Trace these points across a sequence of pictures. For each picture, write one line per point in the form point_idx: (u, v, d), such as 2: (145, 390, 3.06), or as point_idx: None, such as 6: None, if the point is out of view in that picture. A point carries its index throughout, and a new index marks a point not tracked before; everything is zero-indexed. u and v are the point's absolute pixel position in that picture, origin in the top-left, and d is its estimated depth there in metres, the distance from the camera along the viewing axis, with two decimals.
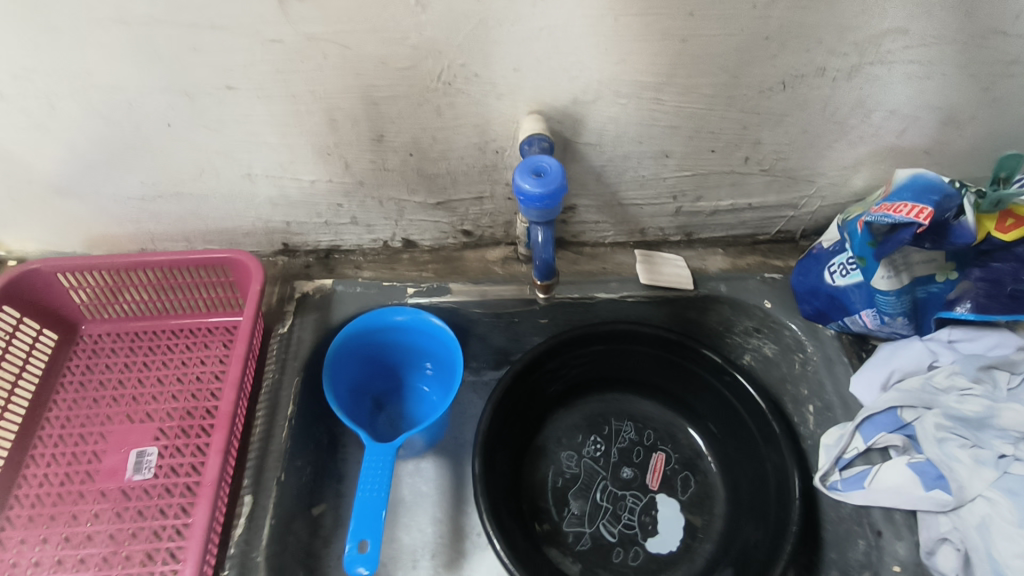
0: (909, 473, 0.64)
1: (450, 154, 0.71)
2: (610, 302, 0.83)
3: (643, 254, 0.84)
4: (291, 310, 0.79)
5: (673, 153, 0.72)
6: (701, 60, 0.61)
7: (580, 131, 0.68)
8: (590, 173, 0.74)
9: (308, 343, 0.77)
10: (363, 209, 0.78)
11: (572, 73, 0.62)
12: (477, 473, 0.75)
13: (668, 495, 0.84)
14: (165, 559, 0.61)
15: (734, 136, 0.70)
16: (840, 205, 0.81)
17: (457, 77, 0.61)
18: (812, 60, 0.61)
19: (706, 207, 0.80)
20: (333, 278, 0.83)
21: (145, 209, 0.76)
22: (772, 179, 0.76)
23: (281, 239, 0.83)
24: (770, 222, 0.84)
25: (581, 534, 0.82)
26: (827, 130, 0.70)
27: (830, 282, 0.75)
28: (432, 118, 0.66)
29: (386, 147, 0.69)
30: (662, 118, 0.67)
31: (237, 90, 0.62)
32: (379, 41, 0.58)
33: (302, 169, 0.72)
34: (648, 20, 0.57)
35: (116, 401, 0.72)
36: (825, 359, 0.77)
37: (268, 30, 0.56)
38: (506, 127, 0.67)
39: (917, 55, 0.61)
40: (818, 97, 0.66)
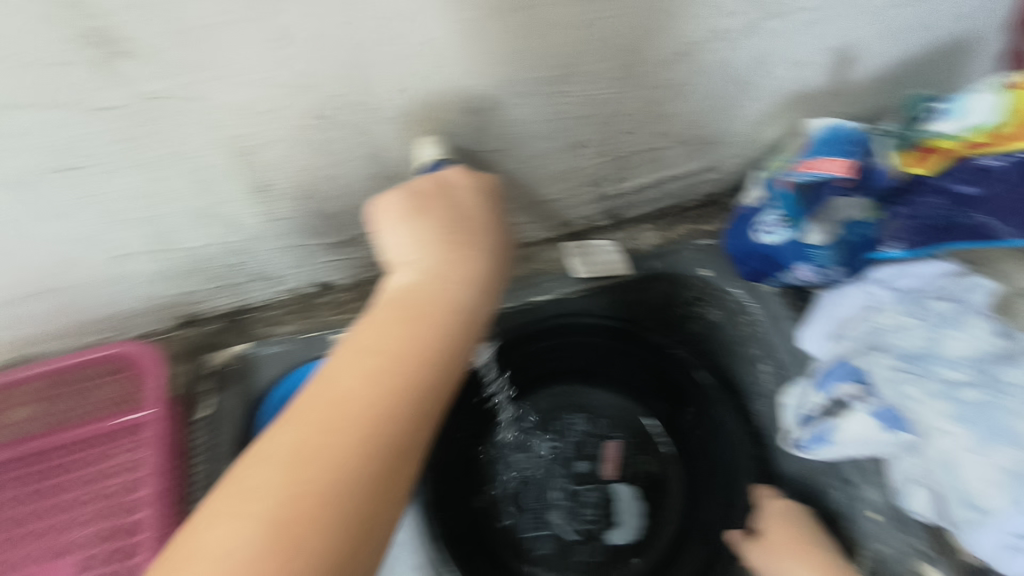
0: (871, 421, 0.65)
1: (349, 189, 0.64)
2: (551, 304, 0.80)
3: (575, 246, 0.81)
4: (212, 387, 0.72)
5: (588, 142, 0.68)
6: (597, 45, 0.56)
7: (484, 140, 0.63)
8: (503, 179, 0.69)
9: (235, 423, 0.69)
10: (265, 262, 0.70)
11: (461, 82, 0.56)
12: (431, 517, 0.70)
13: (627, 485, 0.85)
14: None
15: (643, 115, 0.66)
16: (757, 160, 0.80)
17: (336, 110, 0.54)
18: (709, 26, 0.58)
19: (628, 187, 0.77)
20: (250, 341, 0.75)
21: (9, 313, 0.66)
22: (689, 148, 0.74)
23: (182, 311, 0.74)
24: (694, 188, 0.82)
25: (543, 539, 0.81)
26: (734, 91, 0.67)
27: (762, 242, 0.73)
28: (318, 157, 0.59)
29: (275, 196, 0.62)
30: (567, 110, 0.63)
31: (79, 169, 0.53)
32: (236, 87, 0.50)
33: (184, 237, 0.63)
34: (533, 14, 0.51)
35: (29, 540, 0.64)
36: (771, 318, 0.76)
37: (97, 98, 0.47)
38: (402, 150, 0.61)
39: (810, 3, 0.59)
40: (719, 61, 0.63)
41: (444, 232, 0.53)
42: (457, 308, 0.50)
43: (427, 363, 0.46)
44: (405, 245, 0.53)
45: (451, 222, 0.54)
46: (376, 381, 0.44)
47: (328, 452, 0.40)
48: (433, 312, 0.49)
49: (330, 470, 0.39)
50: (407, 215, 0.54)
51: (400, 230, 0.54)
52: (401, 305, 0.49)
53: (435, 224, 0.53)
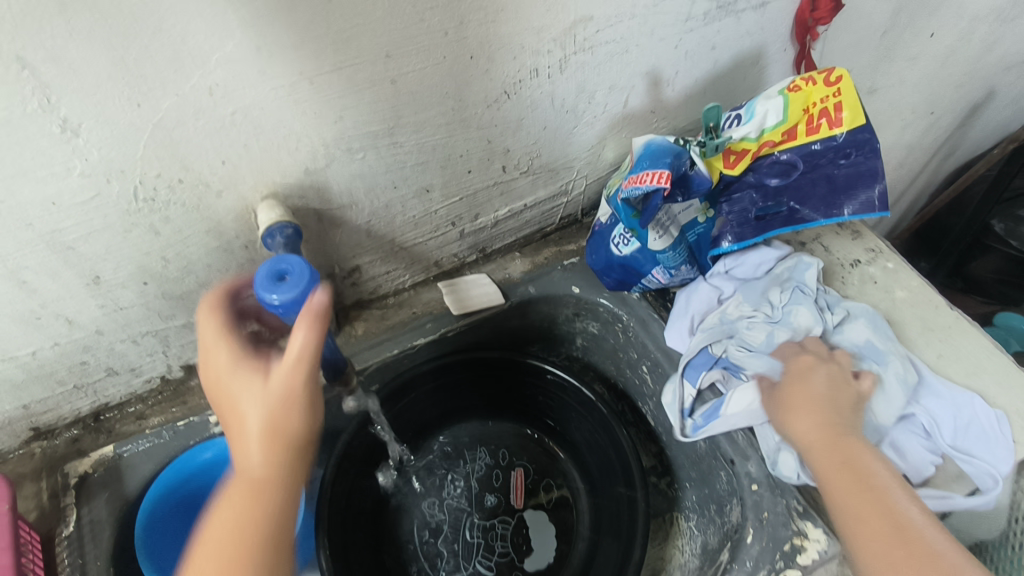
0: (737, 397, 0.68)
1: (194, 267, 0.62)
2: (433, 344, 0.80)
3: (448, 284, 0.82)
4: (71, 502, 0.65)
5: (434, 186, 0.70)
6: (419, 95, 0.59)
7: (329, 198, 0.63)
8: (359, 231, 0.69)
9: (109, 534, 0.65)
10: (116, 356, 0.66)
11: (290, 146, 0.56)
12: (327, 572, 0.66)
13: (536, 508, 0.86)
14: None
15: (483, 152, 0.69)
16: (603, 178, 0.86)
17: (160, 189, 0.53)
18: (523, 65, 0.62)
19: (487, 221, 0.80)
20: (113, 442, 0.70)
21: None
22: (536, 177, 0.78)
23: (27, 425, 0.67)
24: (551, 213, 0.86)
25: None
26: (564, 120, 0.72)
27: (618, 253, 0.77)
28: (151, 239, 0.57)
29: (111, 286, 0.58)
30: (406, 158, 0.64)
31: None
32: (36, 182, 0.47)
33: (12, 345, 0.58)
34: (346, 73, 0.53)
35: None
36: (640, 321, 0.81)
37: None
38: (243, 220, 0.60)
39: (610, 35, 0.65)
40: (542, 95, 0.67)
41: (277, 384, 0.45)
42: (283, 484, 0.44)
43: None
44: (237, 404, 0.45)
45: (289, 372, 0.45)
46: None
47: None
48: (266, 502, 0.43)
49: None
50: (245, 385, 0.46)
51: (241, 399, 0.45)
52: (237, 496, 0.43)
53: (272, 386, 0.45)
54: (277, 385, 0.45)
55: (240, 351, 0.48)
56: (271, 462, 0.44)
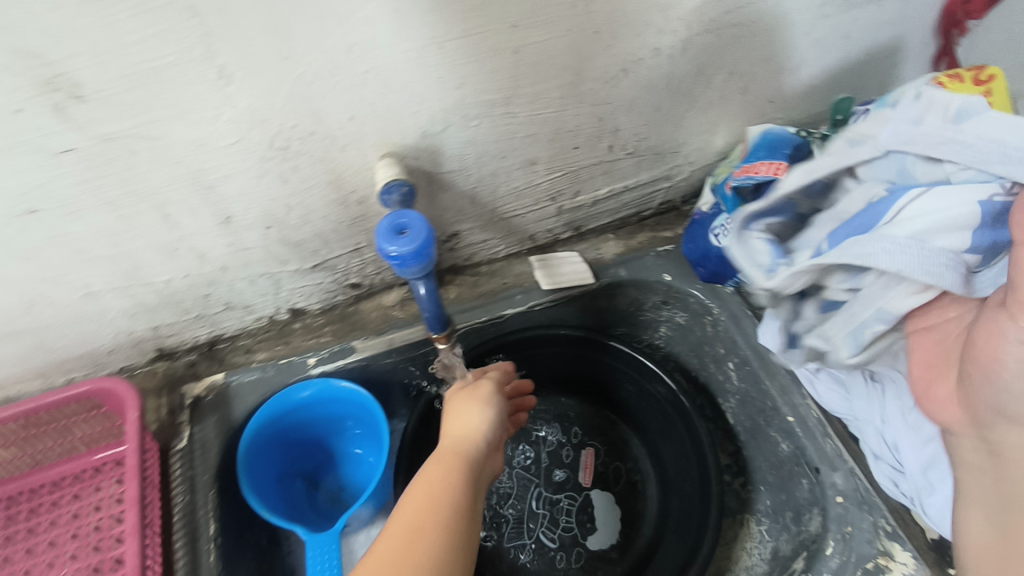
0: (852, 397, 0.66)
1: (312, 216, 0.66)
2: (520, 315, 0.82)
3: (539, 258, 0.83)
4: (185, 419, 0.72)
5: (540, 159, 0.70)
6: (539, 66, 0.59)
7: (440, 162, 0.65)
8: (463, 197, 0.71)
9: (216, 452, 0.71)
10: (235, 292, 0.71)
11: (412, 108, 0.58)
12: None
13: (603, 489, 0.86)
14: None
15: (592, 129, 0.69)
16: (709, 166, 0.83)
17: (293, 140, 0.56)
18: (645, 43, 0.61)
19: (586, 199, 0.80)
20: (223, 371, 0.76)
21: None
22: (641, 158, 0.77)
23: (153, 346, 0.74)
24: (650, 197, 0.85)
25: (523, 546, 0.83)
26: (678, 102, 0.70)
27: (717, 244, 0.75)
28: (279, 186, 0.61)
29: (239, 226, 0.63)
30: (517, 129, 0.65)
31: (42, 212, 0.54)
32: (190, 124, 0.52)
33: (151, 271, 0.64)
34: (474, 40, 0.54)
35: None
36: (731, 316, 0.79)
37: (55, 142, 0.49)
38: (361, 175, 0.63)
39: (739, 17, 0.63)
40: (660, 75, 0.66)
41: (480, 391, 0.66)
42: (475, 458, 0.58)
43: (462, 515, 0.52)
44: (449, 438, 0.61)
45: (483, 410, 0.64)
46: (419, 525, 0.51)
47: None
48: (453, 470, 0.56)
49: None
50: (460, 403, 0.65)
51: (449, 431, 0.62)
52: (436, 475, 0.55)
53: (472, 420, 0.62)
54: (469, 409, 0.64)
55: (464, 394, 0.66)
56: (453, 456, 0.58)
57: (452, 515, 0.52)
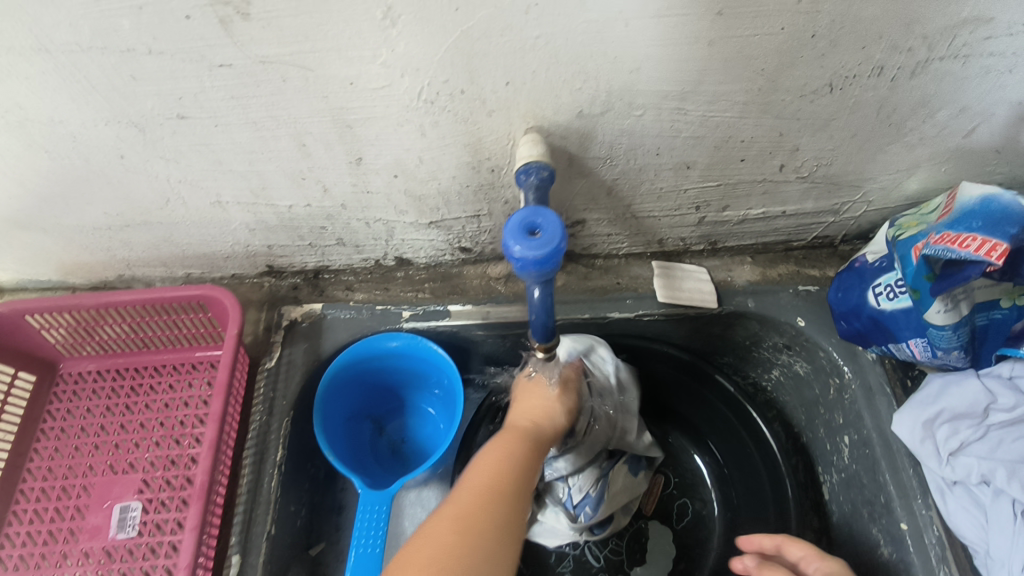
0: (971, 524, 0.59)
1: (440, 175, 0.62)
2: (625, 321, 0.75)
3: (662, 266, 0.76)
4: (279, 340, 0.73)
5: (697, 165, 0.62)
6: (732, 64, 0.50)
7: (588, 146, 0.59)
8: (601, 187, 0.65)
9: (298, 380, 0.71)
10: (349, 230, 0.70)
11: (576, 84, 0.52)
12: None
13: (663, 523, 0.84)
14: None
15: (768, 144, 0.60)
16: (887, 209, 0.71)
17: (441, 95, 0.52)
18: (869, 59, 0.51)
19: (733, 216, 0.71)
20: (323, 302, 0.76)
21: (115, 238, 0.70)
22: (811, 186, 0.66)
23: (265, 262, 0.76)
24: (807, 229, 0.74)
25: (565, 554, 0.81)
26: (880, 134, 0.59)
27: (874, 304, 0.66)
28: (416, 139, 0.57)
29: (367, 169, 0.61)
30: (683, 128, 0.57)
31: (190, 118, 0.54)
32: (345, 60, 0.49)
33: (277, 195, 0.64)
34: (668, 22, 0.46)
35: (98, 449, 0.67)
36: (865, 389, 0.69)
37: (214, 54, 0.48)
38: (502, 144, 0.58)
39: (999, 47, 0.50)
40: (872, 99, 0.55)
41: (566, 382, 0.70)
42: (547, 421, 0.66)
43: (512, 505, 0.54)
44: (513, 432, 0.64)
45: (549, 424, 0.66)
46: (470, 500, 0.53)
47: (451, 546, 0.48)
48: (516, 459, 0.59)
49: (447, 537, 0.49)
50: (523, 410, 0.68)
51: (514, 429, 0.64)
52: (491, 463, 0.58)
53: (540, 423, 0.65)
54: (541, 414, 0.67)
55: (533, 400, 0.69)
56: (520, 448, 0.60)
57: (529, 469, 0.58)
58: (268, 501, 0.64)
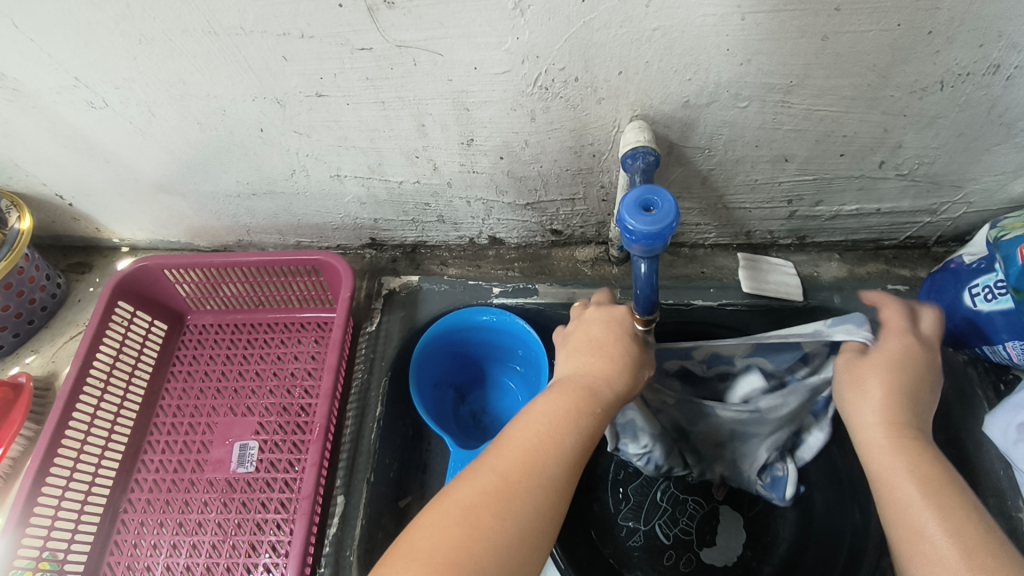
0: None
1: (543, 157, 0.66)
2: (706, 310, 0.76)
3: (747, 257, 0.77)
4: (379, 307, 0.79)
5: (795, 157, 0.63)
6: (842, 60, 0.52)
7: (689, 135, 0.61)
8: (695, 177, 0.67)
9: (395, 344, 0.77)
10: (450, 208, 0.75)
11: (685, 75, 0.54)
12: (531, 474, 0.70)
13: (733, 509, 0.78)
14: (273, 531, 0.65)
15: (870, 140, 0.60)
16: (989, 211, 0.70)
17: (556, 82, 0.56)
18: (986, 56, 0.51)
19: (824, 212, 0.72)
20: (419, 275, 0.82)
21: (242, 205, 0.77)
22: (911, 184, 0.66)
23: (369, 234, 0.82)
24: (900, 228, 0.74)
25: (635, 529, 0.78)
26: (989, 132, 0.59)
27: (970, 305, 0.65)
28: (525, 123, 0.61)
29: (476, 150, 0.65)
30: (786, 121, 0.59)
31: (326, 97, 0.60)
32: (472, 47, 0.53)
33: (391, 171, 0.69)
34: (783, 17, 0.48)
35: (220, 394, 0.75)
36: (955, 390, 0.68)
37: (358, 39, 0.53)
38: (607, 130, 0.61)
39: None
40: (984, 97, 0.55)
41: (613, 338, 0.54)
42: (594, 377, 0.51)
43: (959, 538, 0.44)
44: (859, 413, 0.53)
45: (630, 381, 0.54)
46: (544, 445, 0.46)
47: (504, 501, 0.43)
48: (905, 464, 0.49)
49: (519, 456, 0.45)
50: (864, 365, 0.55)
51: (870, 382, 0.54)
52: (579, 392, 0.49)
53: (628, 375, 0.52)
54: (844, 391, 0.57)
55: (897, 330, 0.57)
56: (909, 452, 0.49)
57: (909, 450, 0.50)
58: (369, 451, 0.70)
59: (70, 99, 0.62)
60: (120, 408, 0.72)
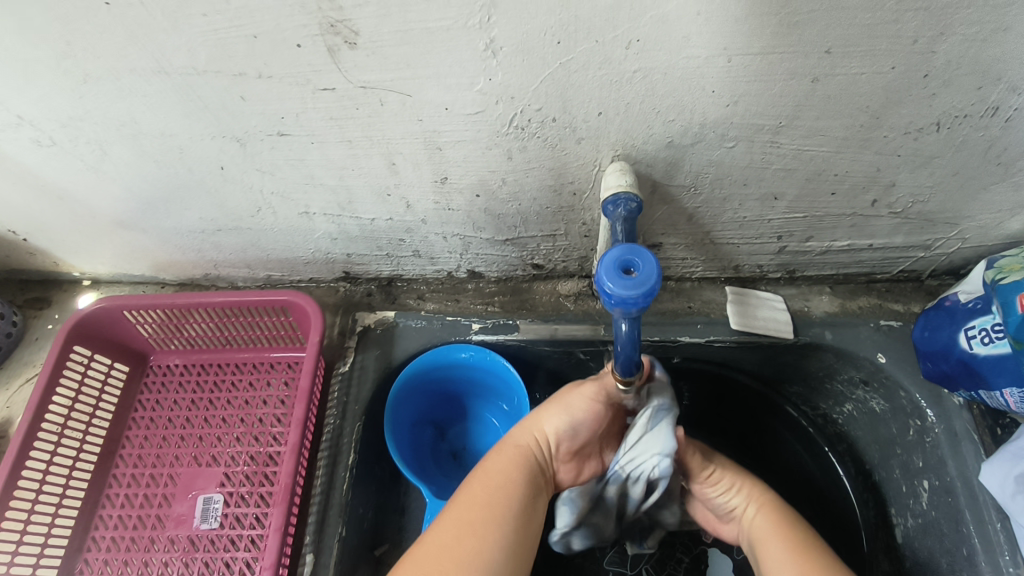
0: None
1: (521, 196, 0.63)
2: (694, 346, 0.73)
3: (735, 292, 0.75)
4: (352, 345, 0.75)
5: (784, 196, 0.61)
6: (834, 102, 0.49)
7: (673, 175, 0.58)
8: (681, 214, 0.64)
9: (370, 385, 0.73)
10: (426, 243, 0.72)
11: (669, 116, 0.51)
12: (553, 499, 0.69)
13: (724, 553, 0.77)
14: None
15: (863, 179, 0.58)
16: (983, 247, 0.68)
17: (532, 123, 0.53)
18: (983, 98, 0.48)
19: (815, 247, 0.69)
20: (395, 310, 0.78)
21: (207, 240, 0.74)
22: (903, 222, 0.64)
23: (342, 268, 0.79)
24: (892, 262, 0.71)
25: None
26: (985, 172, 0.56)
27: (965, 347, 0.63)
28: (502, 162, 0.58)
29: (451, 189, 0.62)
30: (775, 161, 0.56)
31: (289, 136, 0.56)
32: (443, 87, 0.50)
33: (362, 208, 0.66)
34: (771, 59, 0.45)
35: (184, 442, 0.72)
36: (950, 434, 0.66)
37: (320, 79, 0.49)
38: (587, 170, 0.58)
39: None
40: (981, 138, 0.52)
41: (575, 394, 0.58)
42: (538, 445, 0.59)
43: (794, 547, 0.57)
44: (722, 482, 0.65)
45: (592, 431, 0.60)
46: (496, 502, 0.53)
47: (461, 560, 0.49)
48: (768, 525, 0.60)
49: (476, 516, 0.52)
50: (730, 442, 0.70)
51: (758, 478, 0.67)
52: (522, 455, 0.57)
53: (582, 422, 0.58)
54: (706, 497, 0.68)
55: None
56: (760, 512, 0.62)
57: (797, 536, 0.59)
58: (340, 504, 0.66)
59: (14, 137, 0.58)
60: (76, 459, 0.69)
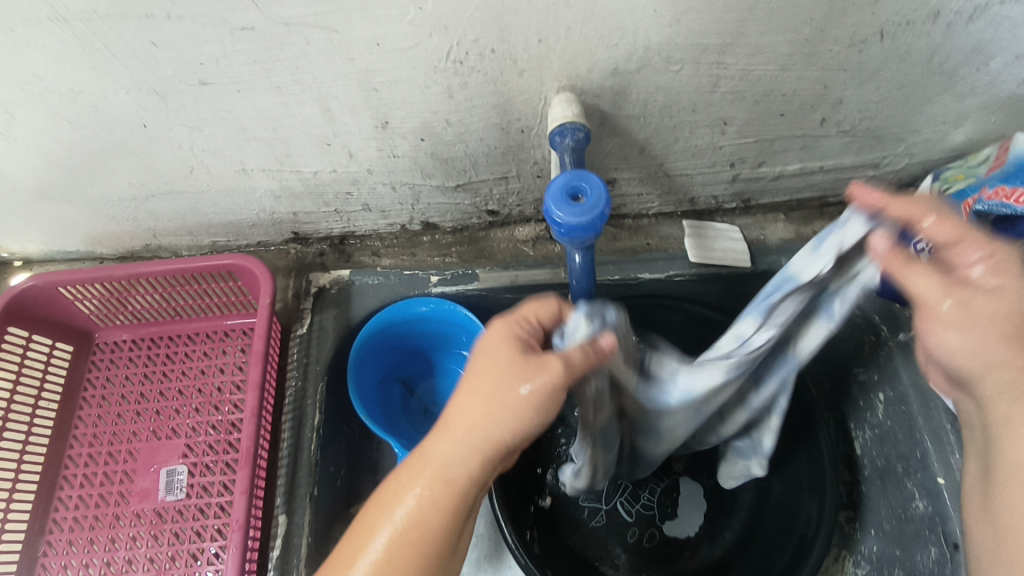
0: None
1: (467, 136, 0.60)
2: (656, 283, 0.73)
3: (692, 225, 0.74)
4: (309, 307, 0.73)
5: (734, 121, 0.60)
6: (778, 15, 0.48)
7: (621, 104, 0.57)
8: (632, 146, 0.63)
9: (330, 346, 0.72)
10: (375, 195, 0.69)
11: (611, 40, 0.49)
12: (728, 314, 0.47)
13: (693, 478, 0.75)
14: (208, 560, 0.61)
15: (810, 97, 0.57)
16: (930, 162, 0.68)
17: (470, 54, 0.50)
18: (924, 4, 0.48)
19: (768, 172, 0.69)
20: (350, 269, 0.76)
21: (141, 207, 0.69)
22: (853, 140, 0.64)
23: (291, 229, 0.76)
24: (844, 184, 0.72)
25: (597, 509, 0.74)
26: (929, 83, 0.56)
27: None
28: (443, 101, 0.55)
29: (393, 133, 0.59)
30: (722, 83, 0.55)
31: (212, 85, 0.52)
32: (371, 20, 0.46)
33: (302, 160, 0.63)
34: None
35: (140, 417, 0.69)
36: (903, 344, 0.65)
37: (236, 17, 0.46)
38: (533, 104, 0.56)
39: None
40: (924, 46, 0.52)
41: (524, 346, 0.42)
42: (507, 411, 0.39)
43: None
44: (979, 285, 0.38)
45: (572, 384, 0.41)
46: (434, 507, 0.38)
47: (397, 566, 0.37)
48: (1020, 369, 0.38)
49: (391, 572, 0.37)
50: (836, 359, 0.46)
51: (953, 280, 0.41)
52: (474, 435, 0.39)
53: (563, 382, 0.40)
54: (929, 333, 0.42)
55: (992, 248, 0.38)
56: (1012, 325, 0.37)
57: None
58: (309, 464, 0.66)
59: None
60: (26, 442, 0.66)
